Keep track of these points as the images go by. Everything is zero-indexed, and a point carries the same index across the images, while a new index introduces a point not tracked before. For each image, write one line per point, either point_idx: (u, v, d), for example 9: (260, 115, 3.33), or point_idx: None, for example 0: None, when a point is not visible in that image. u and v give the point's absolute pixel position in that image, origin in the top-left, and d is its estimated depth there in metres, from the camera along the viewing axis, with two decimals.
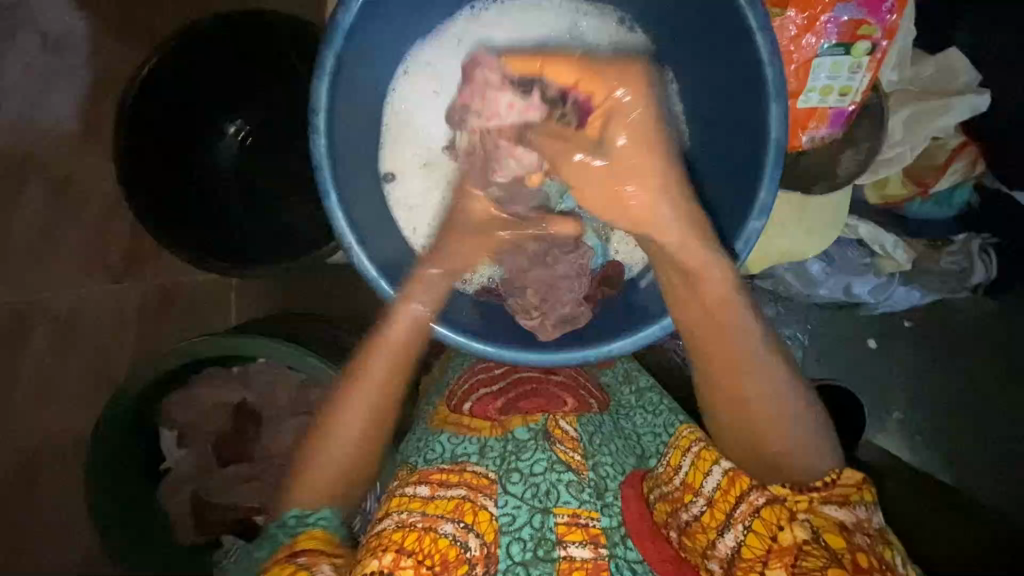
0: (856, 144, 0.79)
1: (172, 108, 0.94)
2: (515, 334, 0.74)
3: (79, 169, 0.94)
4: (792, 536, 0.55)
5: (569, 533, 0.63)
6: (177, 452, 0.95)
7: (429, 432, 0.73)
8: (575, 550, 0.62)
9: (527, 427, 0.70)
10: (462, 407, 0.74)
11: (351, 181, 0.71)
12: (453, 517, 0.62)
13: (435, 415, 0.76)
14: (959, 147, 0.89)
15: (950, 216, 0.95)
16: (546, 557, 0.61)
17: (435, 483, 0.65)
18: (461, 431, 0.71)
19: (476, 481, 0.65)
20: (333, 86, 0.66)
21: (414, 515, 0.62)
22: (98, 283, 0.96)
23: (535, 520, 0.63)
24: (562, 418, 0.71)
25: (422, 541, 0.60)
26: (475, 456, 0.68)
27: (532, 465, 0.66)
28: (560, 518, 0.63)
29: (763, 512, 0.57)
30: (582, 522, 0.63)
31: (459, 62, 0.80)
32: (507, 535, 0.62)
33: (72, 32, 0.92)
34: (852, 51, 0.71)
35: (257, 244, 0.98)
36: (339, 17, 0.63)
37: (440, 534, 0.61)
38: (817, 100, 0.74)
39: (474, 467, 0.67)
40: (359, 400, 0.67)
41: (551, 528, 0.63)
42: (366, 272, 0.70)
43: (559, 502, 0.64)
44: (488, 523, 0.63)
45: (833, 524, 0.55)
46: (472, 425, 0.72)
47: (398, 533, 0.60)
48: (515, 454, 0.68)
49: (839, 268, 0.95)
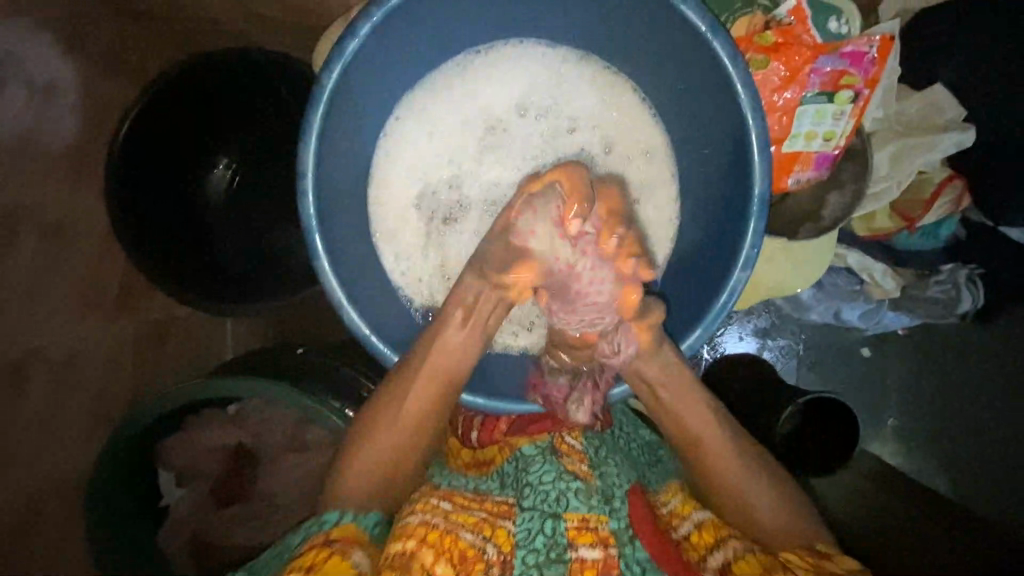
0: (842, 186, 0.78)
1: (150, 143, 0.91)
2: (511, 384, 0.77)
3: (75, 213, 0.94)
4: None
5: (579, 536, 0.63)
6: (177, 490, 0.96)
7: (446, 471, 0.75)
8: (584, 552, 0.63)
9: (533, 444, 0.72)
10: (471, 437, 0.77)
11: (345, 247, 0.72)
12: (473, 528, 0.65)
13: (449, 449, 0.79)
14: (944, 181, 0.87)
15: (936, 245, 0.95)
16: (558, 558, 0.62)
17: (458, 502, 0.67)
18: (478, 471, 0.74)
19: (496, 507, 0.68)
20: (320, 146, 0.66)
21: (437, 516, 0.64)
22: (95, 324, 0.96)
23: (546, 527, 0.64)
24: (568, 434, 0.73)
25: (444, 540, 0.62)
26: (497, 489, 0.71)
27: (539, 476, 0.68)
28: (570, 523, 0.64)
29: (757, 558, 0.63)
30: (592, 525, 0.64)
31: (445, 112, 0.80)
32: (522, 547, 0.64)
33: (62, 79, 0.92)
34: (835, 100, 0.71)
35: (250, 271, 1.01)
36: (323, 80, 0.64)
37: (460, 538, 0.63)
38: (802, 145, 0.74)
39: (495, 498, 0.69)
40: (386, 428, 0.66)
41: (562, 532, 0.64)
42: (357, 328, 0.70)
43: (569, 507, 0.65)
44: (505, 536, 0.65)
45: None
46: (484, 458, 0.75)
47: (421, 528, 0.62)
48: (524, 469, 0.70)
49: (828, 294, 0.98)
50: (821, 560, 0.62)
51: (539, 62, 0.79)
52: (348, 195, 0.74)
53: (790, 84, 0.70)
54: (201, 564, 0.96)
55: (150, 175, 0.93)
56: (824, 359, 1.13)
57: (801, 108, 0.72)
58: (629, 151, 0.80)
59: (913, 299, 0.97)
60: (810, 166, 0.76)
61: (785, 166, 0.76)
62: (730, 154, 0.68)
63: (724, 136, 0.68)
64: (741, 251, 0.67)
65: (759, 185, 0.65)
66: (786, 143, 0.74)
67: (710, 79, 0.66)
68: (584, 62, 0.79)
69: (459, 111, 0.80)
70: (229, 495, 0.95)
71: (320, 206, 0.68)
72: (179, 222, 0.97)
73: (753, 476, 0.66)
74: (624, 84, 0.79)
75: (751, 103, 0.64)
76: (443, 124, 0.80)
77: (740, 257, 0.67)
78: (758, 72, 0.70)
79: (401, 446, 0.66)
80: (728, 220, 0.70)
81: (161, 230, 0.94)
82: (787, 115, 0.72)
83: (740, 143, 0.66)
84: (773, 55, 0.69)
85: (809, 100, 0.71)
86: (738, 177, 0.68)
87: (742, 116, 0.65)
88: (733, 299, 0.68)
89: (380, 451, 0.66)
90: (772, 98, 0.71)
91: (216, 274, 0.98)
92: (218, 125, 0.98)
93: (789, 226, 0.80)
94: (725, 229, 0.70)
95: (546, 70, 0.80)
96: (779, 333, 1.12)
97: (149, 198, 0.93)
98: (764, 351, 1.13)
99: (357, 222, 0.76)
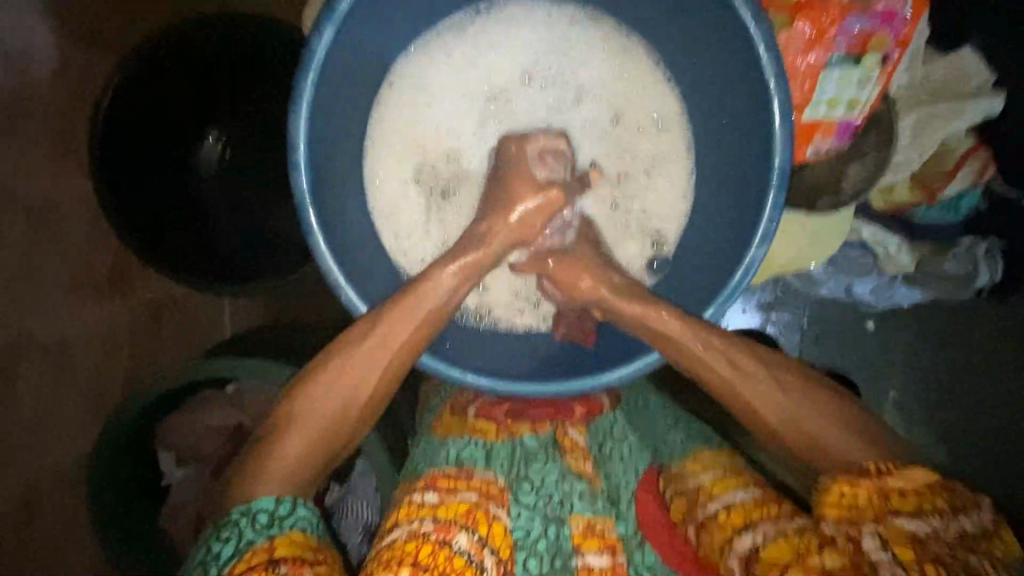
0: (863, 156, 0.74)
1: (125, 122, 0.88)
2: (516, 367, 0.73)
3: (59, 190, 0.90)
4: (820, 562, 0.52)
5: (585, 542, 0.65)
6: (177, 472, 0.93)
7: (434, 443, 0.70)
8: (592, 558, 0.64)
9: (535, 437, 0.71)
10: (467, 411, 0.73)
11: (341, 223, 0.68)
12: (466, 526, 0.61)
13: (435, 424, 0.74)
14: (968, 152, 0.85)
15: (956, 222, 0.91)
16: (564, 568, 0.64)
17: (443, 489, 0.64)
18: (464, 433, 0.70)
19: (486, 489, 0.65)
20: (313, 115, 0.62)
21: (426, 524, 0.60)
22: (85, 306, 0.93)
23: (550, 531, 0.65)
24: (571, 427, 0.73)
25: (438, 555, 0.58)
26: (481, 462, 0.68)
27: (543, 476, 0.68)
28: (576, 527, 0.66)
29: (789, 535, 0.56)
30: (598, 530, 0.66)
31: (444, 78, 0.75)
32: (523, 550, 0.64)
33: (39, 48, 0.87)
34: (863, 63, 0.67)
35: (234, 249, 0.96)
36: (314, 43, 0.60)
37: (454, 550, 0.59)
38: (824, 113, 0.70)
39: (483, 475, 0.66)
40: (333, 390, 0.61)
41: (565, 537, 0.65)
42: (357, 309, 0.66)
43: (574, 511, 0.67)
44: (502, 536, 0.63)
45: (904, 535, 0.49)
46: (477, 427, 0.71)
47: (411, 544, 0.58)
48: (524, 462, 0.69)
49: (841, 270, 0.95)
50: (882, 482, 0.52)
51: (543, 24, 0.75)
52: (343, 168, 0.70)
53: (815, 46, 0.66)
54: None
55: (137, 154, 0.90)
56: (830, 335, 1.11)
57: (825, 72, 0.68)
58: (640, 121, 0.76)
59: (929, 274, 0.93)
60: (831, 135, 0.72)
61: (805, 135, 0.72)
62: (749, 121, 0.65)
63: (744, 101, 0.64)
64: (761, 225, 0.63)
65: (781, 154, 0.62)
66: (808, 111, 0.70)
67: (730, 40, 0.62)
68: (590, 22, 0.74)
69: (460, 77, 0.76)
70: (226, 477, 0.92)
71: (313, 179, 0.64)
72: (164, 192, 0.93)
73: (782, 395, 0.60)
74: (634, 47, 0.74)
75: (774, 66, 0.60)
76: (442, 92, 0.76)
77: (760, 232, 0.64)
78: (782, 33, 0.66)
79: (347, 401, 0.61)
80: (747, 193, 0.66)
81: (146, 206, 0.91)
82: (810, 79, 0.68)
83: (761, 109, 0.63)
84: (798, 15, 0.65)
85: (834, 64, 0.67)
86: (758, 146, 0.64)
87: (763, 78, 0.61)
88: (751, 276, 0.65)
89: (323, 410, 0.60)
90: (794, 62, 0.67)
91: (212, 253, 0.94)
92: (219, 99, 0.92)
93: (806, 198, 0.77)
94: (744, 202, 0.67)
95: (550, 32, 0.75)
96: (784, 307, 1.10)
97: (138, 178, 0.90)
98: (766, 326, 1.10)
99: (354, 199, 0.72)
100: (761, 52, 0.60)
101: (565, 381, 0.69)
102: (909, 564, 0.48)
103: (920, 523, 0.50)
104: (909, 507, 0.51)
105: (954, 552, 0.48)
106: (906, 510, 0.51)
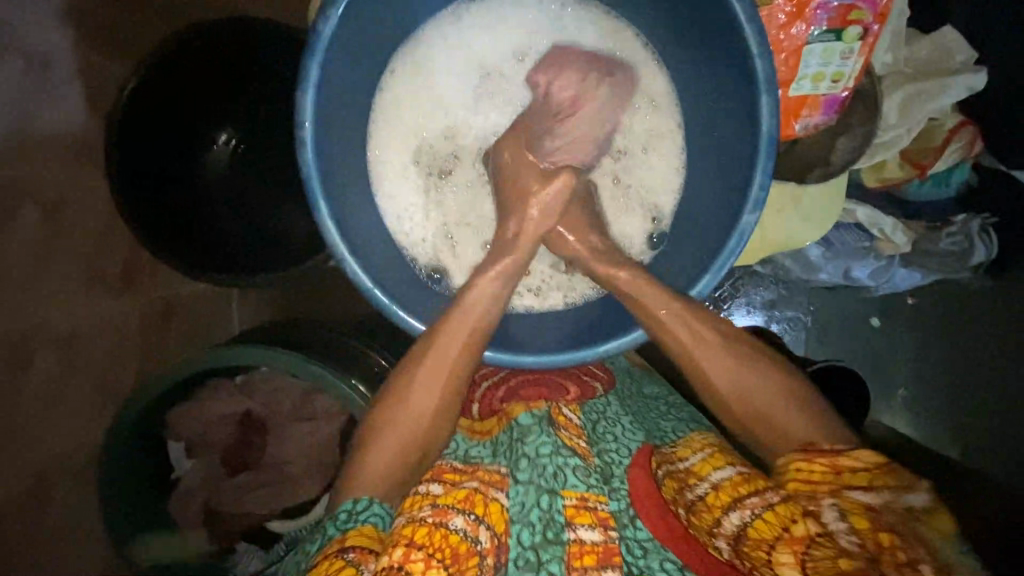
0: (850, 131, 0.79)
1: (135, 117, 0.88)
2: (512, 340, 0.75)
3: (76, 188, 0.93)
4: (803, 529, 0.55)
5: (577, 515, 0.61)
6: (187, 462, 0.96)
7: None
8: (584, 533, 0.60)
9: (529, 413, 0.69)
10: (472, 410, 0.76)
11: (343, 198, 0.71)
12: (463, 509, 0.61)
13: None
14: (956, 127, 0.87)
15: (950, 196, 0.93)
16: (556, 539, 0.60)
17: (448, 481, 0.65)
18: (473, 435, 0.73)
19: (488, 477, 0.65)
20: (318, 96, 0.65)
21: (425, 509, 0.60)
22: (101, 299, 0.96)
23: (542, 502, 0.62)
24: (565, 406, 0.71)
25: (433, 536, 0.58)
26: (487, 459, 0.68)
27: (536, 447, 0.64)
28: (567, 501, 0.61)
29: (775, 508, 0.56)
30: (591, 504, 0.62)
31: (444, 63, 0.79)
32: (517, 523, 0.62)
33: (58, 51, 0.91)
34: (843, 37, 0.71)
35: (243, 242, 0.99)
36: (320, 28, 0.63)
37: (450, 529, 0.59)
38: (809, 88, 0.74)
39: (488, 467, 0.67)
40: (422, 386, 0.67)
41: (559, 510, 0.61)
42: (360, 282, 0.69)
43: (567, 484, 0.62)
44: (499, 514, 0.63)
45: (859, 507, 0.55)
46: (483, 429, 0.73)
47: (409, 528, 0.59)
48: (520, 439, 0.66)
49: (838, 253, 0.96)
50: (835, 460, 0.58)
51: (536, 9, 0.78)
52: (348, 151, 0.74)
53: (796, 22, 0.70)
54: (215, 536, 0.95)
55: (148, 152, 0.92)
56: (832, 328, 1.09)
57: (807, 48, 0.71)
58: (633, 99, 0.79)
59: (924, 254, 0.95)
60: (818, 109, 0.76)
61: (793, 111, 0.76)
62: (734, 93, 0.67)
63: (728, 76, 0.67)
64: (751, 192, 0.65)
65: (767, 122, 0.64)
66: (793, 86, 0.74)
67: (715, 16, 0.64)
68: (583, 11, 0.78)
69: (457, 62, 0.79)
70: (238, 463, 0.96)
71: (320, 160, 0.67)
72: (177, 185, 0.96)
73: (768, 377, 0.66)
74: (626, 30, 0.77)
75: (758, 35, 0.62)
76: (440, 78, 0.79)
77: (750, 198, 0.65)
78: (765, 10, 0.70)
79: (434, 397, 0.67)
80: (738, 158, 0.68)
81: (150, 197, 0.92)
82: (792, 55, 0.72)
83: (746, 80, 0.65)
84: None
85: (815, 39, 0.70)
86: (745, 116, 0.66)
87: (746, 43, 0.62)
88: (743, 242, 0.67)
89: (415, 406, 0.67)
90: (777, 37, 0.71)
91: (214, 253, 0.96)
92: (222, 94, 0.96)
93: (797, 172, 0.80)
94: (729, 177, 0.70)
95: (545, 17, 0.78)
96: (787, 305, 1.07)
97: (151, 174, 0.93)
98: (772, 324, 1.07)
99: (354, 179, 0.75)
100: (742, 25, 0.62)
101: (565, 351, 0.72)
102: (864, 531, 0.53)
103: (871, 494, 0.55)
104: (861, 481, 0.56)
105: (901, 520, 0.53)
106: (860, 483, 0.56)
